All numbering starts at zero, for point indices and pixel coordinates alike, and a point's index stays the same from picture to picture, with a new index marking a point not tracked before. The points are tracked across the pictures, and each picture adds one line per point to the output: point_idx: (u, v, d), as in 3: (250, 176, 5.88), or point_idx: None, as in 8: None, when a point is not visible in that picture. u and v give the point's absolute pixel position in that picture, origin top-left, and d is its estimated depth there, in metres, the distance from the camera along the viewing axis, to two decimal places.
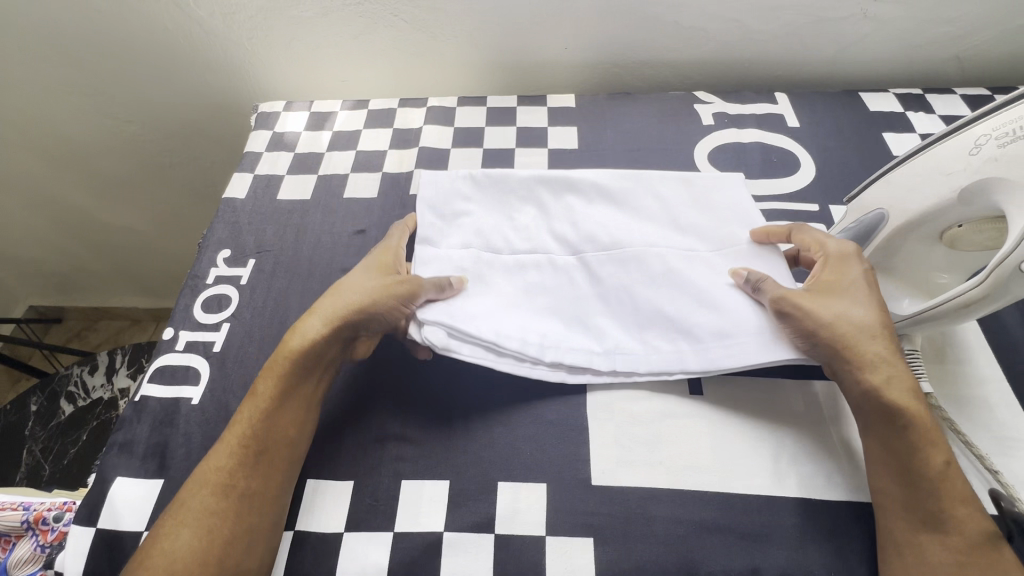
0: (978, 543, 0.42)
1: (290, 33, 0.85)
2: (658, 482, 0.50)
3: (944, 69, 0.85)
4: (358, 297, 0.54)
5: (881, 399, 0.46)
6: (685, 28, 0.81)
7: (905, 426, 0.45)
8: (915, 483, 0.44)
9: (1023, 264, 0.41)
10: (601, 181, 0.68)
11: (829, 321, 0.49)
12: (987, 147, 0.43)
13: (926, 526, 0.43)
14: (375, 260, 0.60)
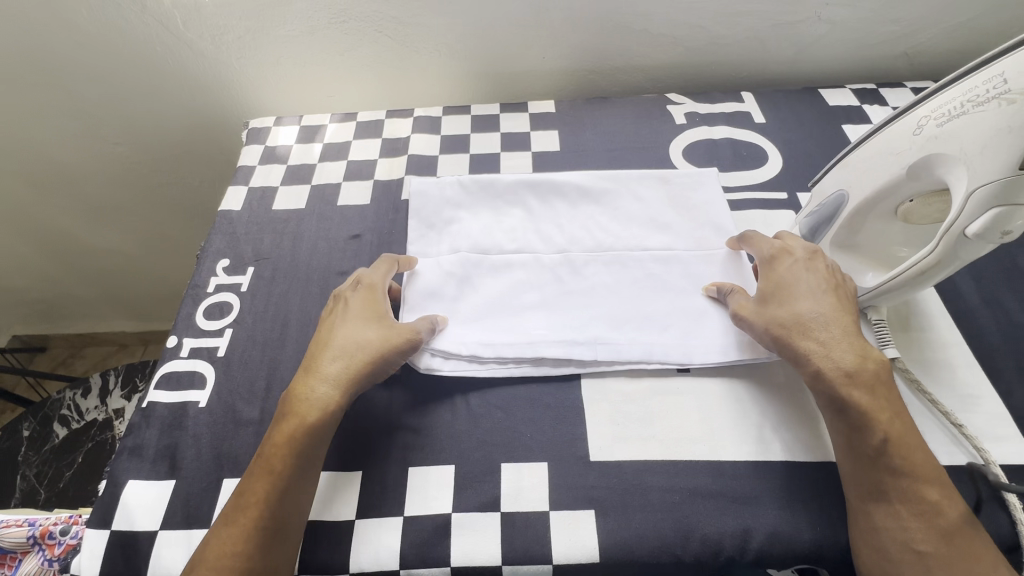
0: (924, 509, 0.44)
1: (277, 50, 0.88)
2: (651, 455, 0.53)
3: (895, 66, 0.91)
4: (365, 350, 0.54)
5: (824, 389, 0.49)
6: (654, 35, 0.87)
7: (847, 405, 0.48)
8: (859, 455, 0.47)
9: (965, 231, 0.45)
10: (583, 182, 0.73)
11: (772, 322, 0.53)
12: (928, 127, 0.48)
13: (874, 495, 0.46)
14: (365, 305, 0.57)
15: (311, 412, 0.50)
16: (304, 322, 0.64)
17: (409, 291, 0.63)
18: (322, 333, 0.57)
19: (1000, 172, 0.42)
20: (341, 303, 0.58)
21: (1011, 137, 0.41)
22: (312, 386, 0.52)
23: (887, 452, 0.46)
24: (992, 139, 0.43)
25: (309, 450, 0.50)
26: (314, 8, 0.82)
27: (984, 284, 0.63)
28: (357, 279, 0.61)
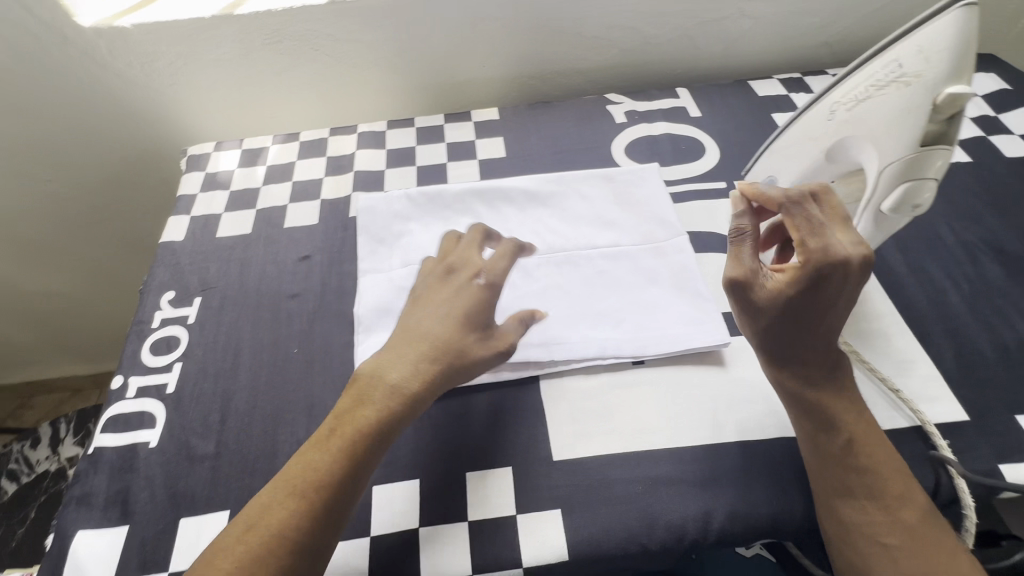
0: (888, 501, 0.46)
1: (210, 74, 0.86)
2: (613, 449, 0.54)
3: (818, 55, 0.96)
4: (462, 354, 0.51)
5: (796, 394, 0.49)
6: (589, 38, 0.89)
7: (816, 408, 0.48)
8: (824, 454, 0.48)
9: (880, 207, 0.48)
10: (529, 187, 0.74)
11: (771, 330, 0.48)
12: (839, 113, 0.50)
13: (840, 492, 0.47)
14: (479, 303, 0.53)
15: (382, 421, 0.48)
16: (257, 349, 0.62)
17: (360, 312, 0.63)
18: (417, 319, 0.53)
19: (904, 150, 0.45)
20: (455, 295, 0.54)
21: (910, 117, 0.44)
22: (393, 395, 0.49)
23: (854, 450, 0.47)
24: (894, 120, 0.45)
25: (362, 470, 0.46)
26: (246, 31, 0.81)
27: (910, 255, 0.67)
28: (478, 270, 0.55)
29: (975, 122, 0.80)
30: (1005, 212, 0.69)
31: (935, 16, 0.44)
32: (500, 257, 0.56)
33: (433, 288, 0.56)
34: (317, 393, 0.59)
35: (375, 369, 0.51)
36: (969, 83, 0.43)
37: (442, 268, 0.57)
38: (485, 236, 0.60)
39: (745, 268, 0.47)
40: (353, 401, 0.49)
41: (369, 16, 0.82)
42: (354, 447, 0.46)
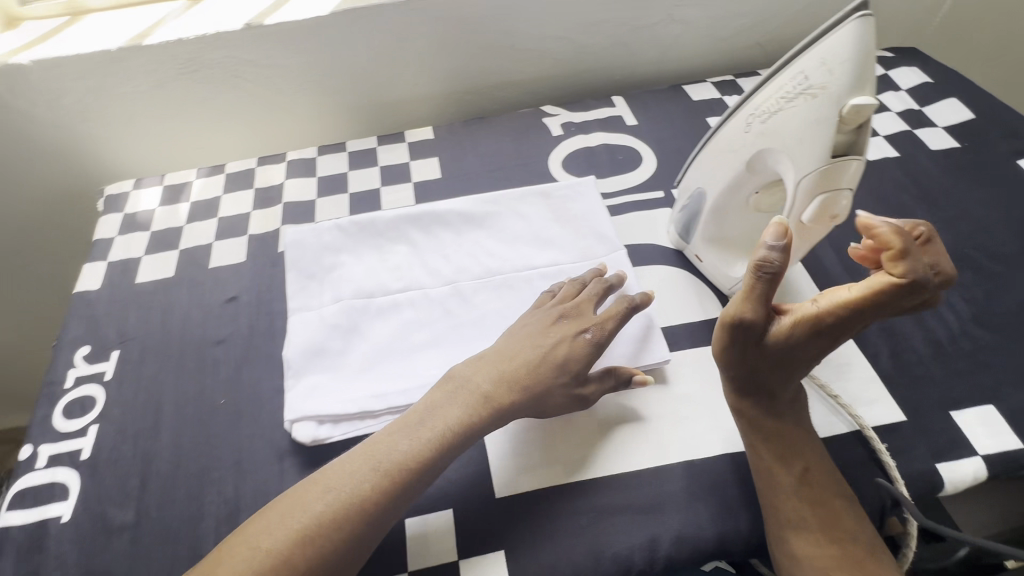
0: (838, 534, 0.46)
1: (124, 107, 0.82)
2: (557, 480, 0.52)
3: (752, 56, 0.96)
4: (545, 388, 0.53)
5: (760, 423, 0.50)
6: (521, 51, 0.87)
7: (777, 438, 0.50)
8: (780, 482, 0.48)
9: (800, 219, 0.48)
10: (465, 209, 0.72)
11: (762, 369, 0.48)
12: (755, 125, 0.50)
13: (794, 522, 0.47)
14: (582, 351, 0.55)
15: (450, 435, 0.50)
16: (180, 404, 0.59)
17: (290, 356, 0.60)
18: (516, 345, 0.55)
19: (819, 163, 0.45)
20: (560, 341, 0.55)
21: (821, 130, 0.44)
22: (473, 406, 0.51)
23: (808, 481, 0.48)
24: (806, 133, 0.45)
25: (406, 496, 0.48)
26: (158, 61, 0.77)
27: (845, 254, 0.67)
28: (589, 325, 0.56)
29: (901, 116, 0.81)
30: (933, 206, 0.70)
31: (835, 27, 0.44)
32: (607, 316, 0.56)
33: (538, 323, 0.57)
34: (246, 446, 0.56)
35: (468, 375, 0.54)
36: (872, 94, 0.44)
37: (560, 307, 0.58)
38: (608, 284, 0.60)
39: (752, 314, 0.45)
40: (444, 398, 0.52)
41: (289, 40, 0.79)
42: (422, 459, 0.49)
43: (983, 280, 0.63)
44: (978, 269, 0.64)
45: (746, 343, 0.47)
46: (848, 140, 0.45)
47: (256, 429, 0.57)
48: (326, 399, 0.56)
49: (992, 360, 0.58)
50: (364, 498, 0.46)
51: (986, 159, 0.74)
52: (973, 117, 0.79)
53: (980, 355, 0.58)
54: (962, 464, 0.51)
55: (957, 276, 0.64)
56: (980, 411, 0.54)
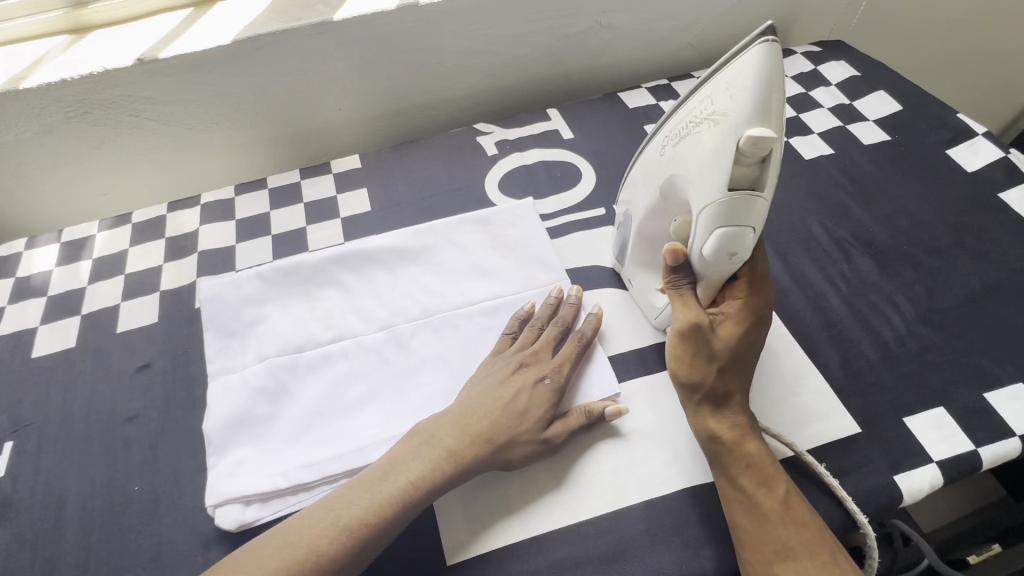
0: (827, 561, 0.43)
1: (8, 157, 0.73)
2: (511, 537, 0.49)
3: (685, 57, 0.95)
4: (514, 436, 0.50)
5: (731, 447, 0.47)
6: (448, 67, 0.83)
7: (750, 463, 0.47)
8: (764, 510, 0.45)
9: (704, 255, 0.47)
10: (397, 244, 0.67)
11: (720, 380, 0.49)
12: (668, 149, 0.49)
13: (778, 554, 0.44)
14: (544, 397, 0.52)
15: (413, 491, 0.47)
16: (87, 496, 0.52)
17: (210, 429, 0.54)
18: (476, 397, 0.52)
19: (715, 197, 0.44)
20: (521, 391, 0.52)
21: (717, 161, 0.43)
22: (438, 461, 0.48)
23: (787, 506, 0.45)
24: (706, 164, 0.44)
25: (364, 555, 0.45)
26: (40, 105, 0.69)
27: (789, 261, 0.66)
28: (547, 371, 0.54)
29: (833, 112, 0.81)
30: (870, 203, 0.70)
31: (741, 51, 0.42)
32: (564, 359, 0.55)
33: (498, 372, 0.54)
34: (164, 537, 0.50)
35: (432, 428, 0.51)
36: (775, 127, 0.41)
37: (517, 354, 0.55)
38: (565, 324, 0.58)
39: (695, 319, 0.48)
40: (411, 452, 0.49)
41: (191, 72, 0.72)
42: (382, 513, 0.46)
43: (923, 276, 0.63)
44: (918, 266, 0.64)
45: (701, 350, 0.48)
46: (750, 173, 0.43)
47: (175, 517, 0.51)
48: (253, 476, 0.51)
49: (939, 359, 0.57)
50: (298, 572, 0.43)
51: (916, 151, 0.75)
52: (900, 108, 0.80)
53: (926, 355, 0.58)
54: (918, 473, 0.51)
55: (898, 274, 0.64)
56: (931, 415, 0.54)
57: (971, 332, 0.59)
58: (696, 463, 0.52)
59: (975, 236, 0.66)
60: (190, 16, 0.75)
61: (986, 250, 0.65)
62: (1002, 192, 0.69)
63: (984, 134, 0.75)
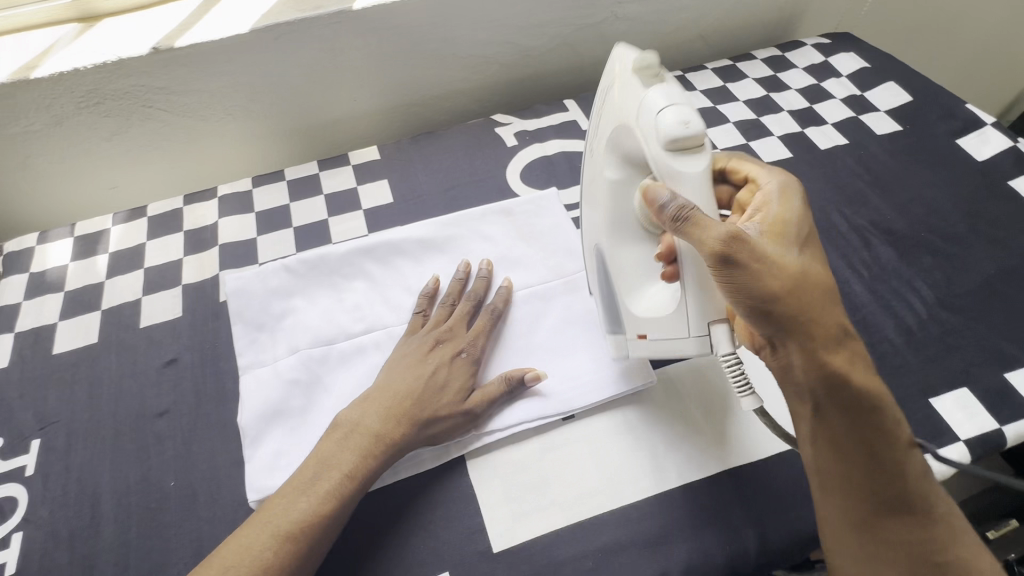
0: (936, 513, 0.42)
1: (17, 149, 0.71)
2: (556, 523, 0.49)
3: (696, 50, 0.96)
4: (431, 409, 0.50)
5: (847, 386, 0.41)
6: (464, 58, 0.83)
7: (872, 409, 0.42)
8: (882, 461, 0.41)
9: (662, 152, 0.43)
10: (422, 235, 0.67)
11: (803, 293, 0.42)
12: (593, 163, 0.53)
13: (891, 504, 0.41)
14: (459, 369, 0.53)
15: (347, 483, 0.46)
16: (122, 492, 0.51)
17: (246, 421, 0.53)
18: (393, 378, 0.52)
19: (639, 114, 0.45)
20: (439, 366, 0.53)
21: (625, 100, 0.47)
22: (365, 449, 0.47)
23: (903, 476, 0.41)
24: (622, 110, 0.47)
25: (315, 551, 0.44)
26: (52, 96, 0.67)
27: None
28: (462, 346, 0.55)
29: (846, 103, 0.82)
30: (886, 191, 0.72)
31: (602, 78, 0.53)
32: (477, 331, 0.56)
33: (414, 353, 0.54)
34: (205, 532, 0.49)
35: (355, 416, 0.50)
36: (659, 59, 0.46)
37: (432, 332, 0.56)
38: (472, 304, 0.59)
39: (720, 237, 0.41)
40: (334, 448, 0.48)
41: (206, 62, 0.70)
42: (321, 512, 0.44)
43: (941, 263, 0.65)
44: (936, 252, 0.66)
45: (747, 276, 0.41)
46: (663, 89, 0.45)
47: (216, 511, 0.50)
48: (294, 470, 0.51)
49: (961, 342, 0.59)
50: None
51: (928, 141, 0.77)
52: (910, 99, 0.82)
53: (948, 339, 0.59)
54: (947, 452, 0.52)
55: (917, 261, 0.65)
56: (956, 396, 0.56)
57: (990, 315, 0.61)
58: (737, 447, 0.52)
59: (989, 222, 0.68)
60: (204, 4, 0.74)
61: (999, 236, 0.67)
62: (1012, 181, 0.71)
63: (993, 124, 0.77)
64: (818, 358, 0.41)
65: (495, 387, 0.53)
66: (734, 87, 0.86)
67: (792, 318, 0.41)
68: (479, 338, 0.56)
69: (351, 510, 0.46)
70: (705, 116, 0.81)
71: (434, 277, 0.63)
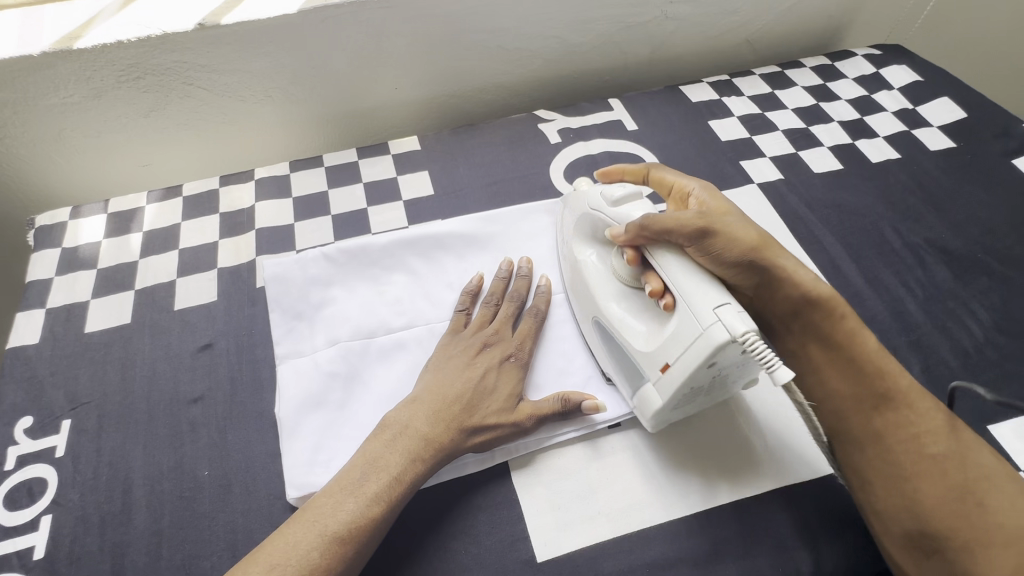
0: (923, 407, 0.44)
1: (52, 121, 0.69)
2: (602, 536, 0.47)
3: (742, 55, 0.94)
4: (480, 415, 0.49)
5: (813, 303, 0.46)
6: (510, 50, 0.81)
7: (839, 319, 0.46)
8: (859, 365, 0.45)
9: (615, 201, 0.52)
10: (466, 230, 0.65)
11: (752, 238, 0.46)
12: (566, 268, 0.59)
13: (877, 406, 0.44)
14: (506, 377, 0.51)
15: (397, 486, 0.45)
16: (154, 479, 0.50)
17: (283, 412, 0.52)
18: (443, 380, 0.50)
19: (589, 197, 0.55)
20: (488, 370, 0.51)
21: (573, 202, 0.58)
22: (414, 452, 0.46)
23: (889, 383, 0.44)
24: (576, 209, 0.57)
25: (363, 555, 0.43)
26: (93, 68, 0.66)
27: (863, 265, 0.65)
28: (511, 350, 0.53)
29: (897, 116, 0.80)
30: (940, 209, 0.70)
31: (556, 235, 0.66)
32: (524, 334, 0.55)
33: (461, 355, 0.52)
34: (240, 525, 0.48)
35: (403, 418, 0.48)
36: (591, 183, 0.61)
37: (479, 335, 0.54)
38: (522, 307, 0.57)
39: (679, 219, 0.45)
40: (381, 449, 0.46)
41: (251, 42, 0.69)
42: (370, 515, 0.43)
43: (998, 285, 0.63)
44: (992, 274, 0.64)
45: (720, 243, 0.45)
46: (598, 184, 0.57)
47: (251, 504, 0.49)
48: (334, 466, 0.50)
49: (1019, 368, 0.57)
50: None
51: (983, 159, 0.75)
52: (965, 116, 0.80)
53: (1006, 363, 0.57)
54: None
55: (973, 282, 0.63)
56: (1016, 424, 0.54)
57: None
58: (791, 465, 0.51)
59: None
60: None
61: None
62: None
63: None
64: (794, 287, 0.46)
65: (546, 403, 0.51)
66: (783, 94, 0.84)
67: (765, 262, 0.46)
68: (526, 348, 0.54)
69: (399, 511, 0.45)
70: (753, 123, 0.80)
71: (478, 274, 0.61)
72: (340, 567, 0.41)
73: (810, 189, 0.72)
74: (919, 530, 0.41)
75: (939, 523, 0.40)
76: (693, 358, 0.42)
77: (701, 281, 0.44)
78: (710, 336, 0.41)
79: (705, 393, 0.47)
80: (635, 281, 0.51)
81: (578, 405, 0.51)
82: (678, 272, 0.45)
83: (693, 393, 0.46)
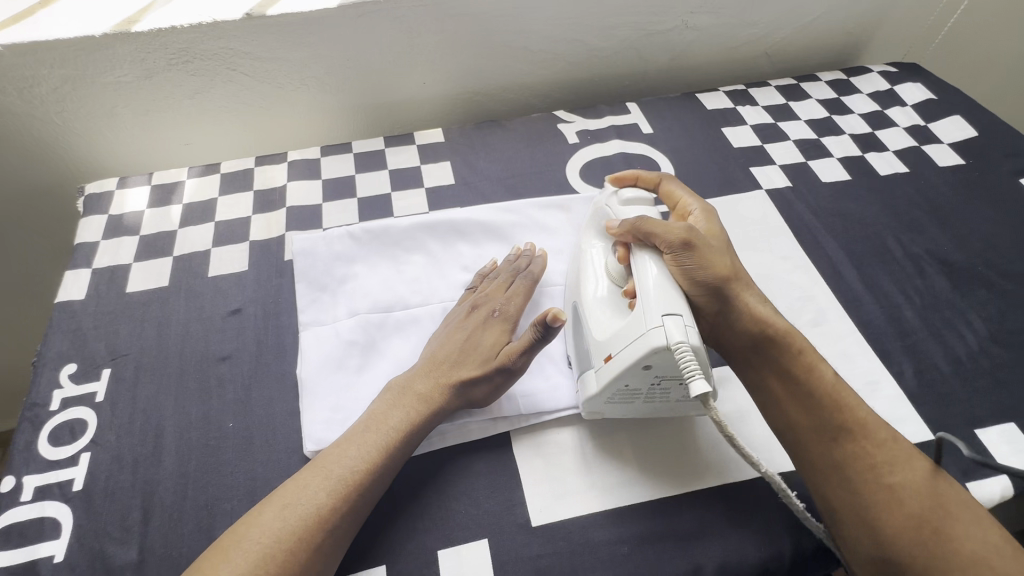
0: (885, 440, 0.47)
1: (107, 98, 0.75)
2: (595, 507, 0.50)
3: (760, 67, 0.96)
4: (463, 372, 0.52)
5: (767, 332, 0.50)
6: (535, 52, 0.84)
7: (796, 352, 0.50)
8: (813, 391, 0.49)
9: (624, 201, 0.56)
10: (483, 218, 0.69)
11: (721, 268, 0.50)
12: (568, 255, 0.63)
13: (834, 432, 0.47)
14: (491, 334, 0.54)
15: (394, 437, 0.48)
16: (183, 428, 0.54)
17: (304, 374, 0.56)
18: (438, 346, 0.55)
19: (600, 199, 0.59)
20: (474, 331, 0.55)
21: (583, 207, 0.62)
22: (409, 408, 0.50)
23: (845, 415, 0.48)
24: (586, 215, 0.61)
25: (367, 502, 0.46)
26: (147, 50, 0.71)
27: (864, 271, 0.67)
28: (498, 308, 0.56)
29: (908, 132, 0.82)
30: (944, 222, 0.72)
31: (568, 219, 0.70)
32: (515, 294, 0.57)
33: (454, 321, 0.56)
34: (260, 474, 0.52)
35: (404, 380, 0.52)
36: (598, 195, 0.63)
37: (471, 300, 0.58)
38: (514, 271, 0.60)
39: (669, 228, 0.50)
40: (384, 405, 0.50)
41: (292, 33, 0.73)
42: (373, 462, 0.47)
43: (996, 298, 0.65)
44: (991, 288, 0.66)
45: (698, 260, 0.49)
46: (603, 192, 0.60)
47: (271, 455, 0.53)
48: (348, 425, 0.53)
49: (1011, 378, 0.59)
50: (301, 527, 0.43)
51: (992, 177, 0.76)
52: (976, 134, 0.81)
53: (998, 372, 0.59)
54: (990, 484, 0.52)
55: (972, 294, 0.65)
56: (1003, 430, 0.55)
57: None
58: (777, 452, 0.53)
59: None
60: None
61: None
62: None
63: None
64: (752, 321, 0.51)
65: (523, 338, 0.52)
66: (796, 106, 0.86)
67: (730, 290, 0.51)
68: (513, 308, 0.56)
69: (401, 461, 0.48)
70: (765, 132, 0.82)
71: (490, 259, 0.65)
72: (342, 511, 0.44)
73: (817, 198, 0.74)
74: (882, 558, 0.43)
75: (900, 551, 0.43)
76: (633, 354, 0.46)
77: (667, 289, 0.47)
78: (649, 338, 0.45)
79: (643, 396, 0.50)
80: (621, 280, 0.53)
81: (545, 323, 0.50)
82: (651, 269, 0.48)
83: (629, 393, 0.49)
